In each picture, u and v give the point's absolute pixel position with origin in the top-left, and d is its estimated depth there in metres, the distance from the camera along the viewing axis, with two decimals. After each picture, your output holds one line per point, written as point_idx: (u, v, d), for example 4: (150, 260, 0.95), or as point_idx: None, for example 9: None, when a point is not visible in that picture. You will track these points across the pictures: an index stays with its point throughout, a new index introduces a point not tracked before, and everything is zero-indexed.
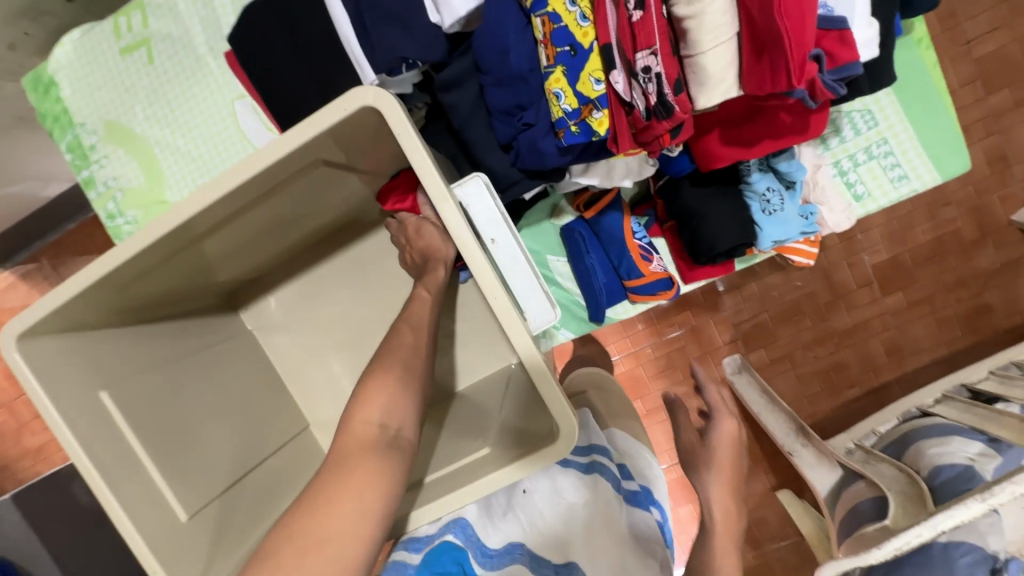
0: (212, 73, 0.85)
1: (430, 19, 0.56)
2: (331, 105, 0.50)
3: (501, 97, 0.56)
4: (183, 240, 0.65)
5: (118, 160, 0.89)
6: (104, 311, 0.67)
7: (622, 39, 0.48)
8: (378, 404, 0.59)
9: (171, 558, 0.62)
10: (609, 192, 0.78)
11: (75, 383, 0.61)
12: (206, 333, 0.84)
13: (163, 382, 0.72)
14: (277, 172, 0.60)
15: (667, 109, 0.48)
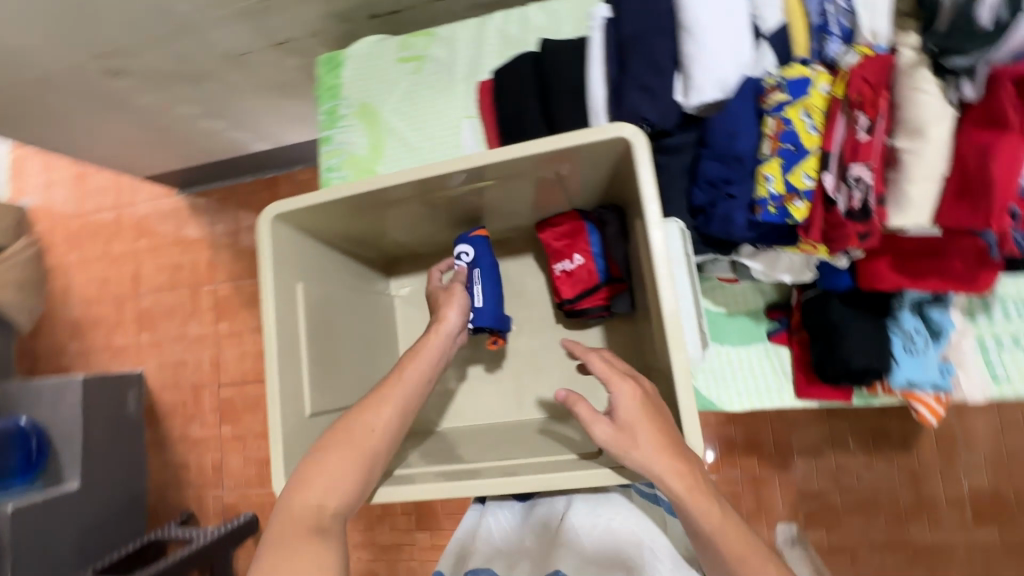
0: (458, 96, 1.06)
1: (674, 96, 0.70)
2: (596, 128, 0.65)
3: (713, 169, 0.66)
4: (417, 194, 0.79)
5: (356, 132, 1.10)
6: (321, 227, 0.81)
7: (846, 151, 0.57)
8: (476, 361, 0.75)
9: (290, 443, 0.69)
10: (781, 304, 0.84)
11: (286, 270, 0.75)
12: (365, 281, 0.95)
13: (327, 299, 0.83)
14: (516, 168, 0.73)
15: (865, 215, 0.56)
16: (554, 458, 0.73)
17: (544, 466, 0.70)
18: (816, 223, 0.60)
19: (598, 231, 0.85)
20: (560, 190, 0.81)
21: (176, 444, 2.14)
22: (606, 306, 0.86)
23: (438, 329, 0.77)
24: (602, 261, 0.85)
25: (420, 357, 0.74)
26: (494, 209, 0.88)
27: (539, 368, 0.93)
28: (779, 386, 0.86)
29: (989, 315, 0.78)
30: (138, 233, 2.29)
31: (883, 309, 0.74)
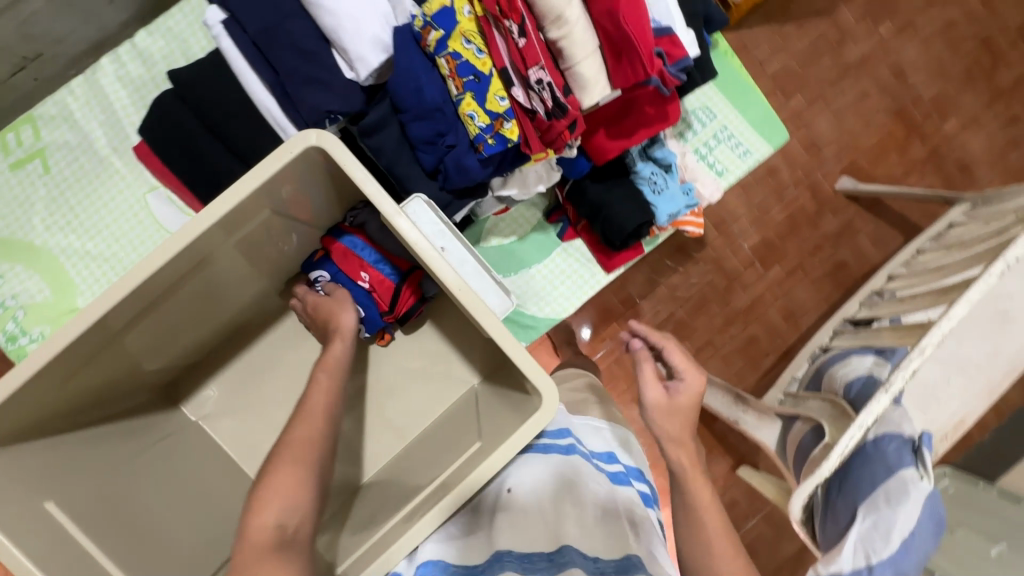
0: (122, 174, 0.85)
1: (345, 76, 0.64)
2: (276, 151, 0.54)
3: (422, 129, 0.63)
4: (137, 309, 0.63)
5: (16, 278, 0.84)
6: (35, 419, 0.61)
7: (516, 62, 0.58)
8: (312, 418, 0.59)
9: None
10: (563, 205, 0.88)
11: (12, 502, 0.54)
12: (150, 430, 0.76)
13: (106, 489, 0.64)
14: (230, 227, 0.61)
15: (561, 109, 0.59)
16: (457, 465, 0.66)
17: (452, 480, 0.62)
18: (530, 135, 0.61)
19: (364, 235, 0.77)
20: (291, 222, 0.70)
21: None
22: (422, 296, 0.81)
23: (337, 331, 0.71)
24: (386, 263, 0.79)
25: (310, 408, 0.61)
26: (239, 273, 0.73)
27: (395, 388, 0.87)
28: (587, 270, 0.92)
29: (693, 128, 0.92)
30: None
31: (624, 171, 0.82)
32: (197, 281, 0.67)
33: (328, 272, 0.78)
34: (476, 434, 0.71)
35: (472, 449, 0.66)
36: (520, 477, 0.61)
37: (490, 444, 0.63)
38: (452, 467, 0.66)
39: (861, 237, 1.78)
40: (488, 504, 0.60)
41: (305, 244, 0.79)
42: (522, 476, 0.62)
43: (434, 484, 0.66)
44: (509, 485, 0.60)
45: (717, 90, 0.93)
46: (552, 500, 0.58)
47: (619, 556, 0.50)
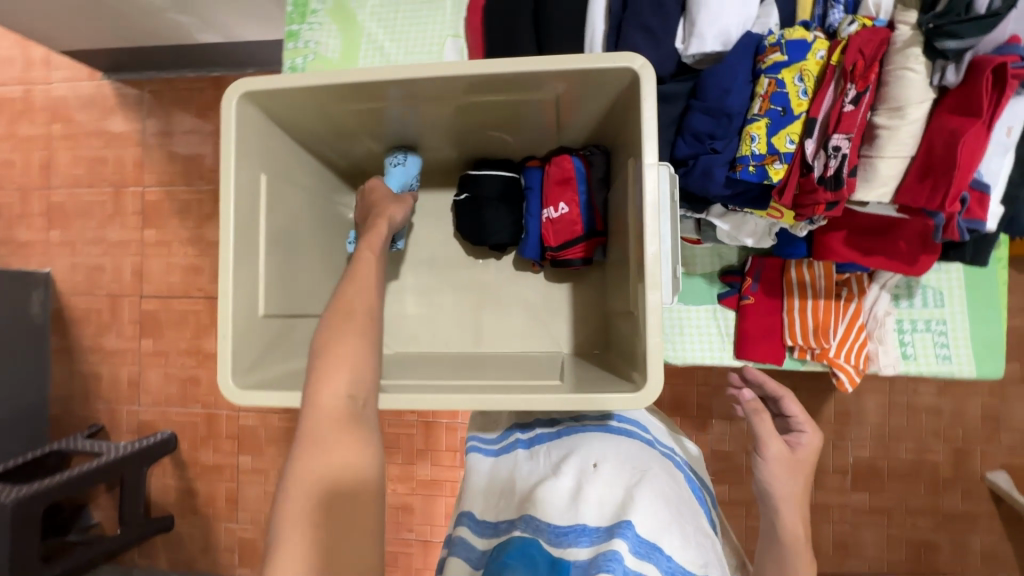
0: (444, 12, 0.98)
1: (674, 43, 0.68)
2: (601, 55, 0.60)
3: (701, 122, 0.66)
4: (407, 103, 0.73)
5: (327, 32, 1.01)
6: (292, 116, 0.73)
7: (829, 120, 0.59)
8: (343, 378, 0.61)
9: (242, 337, 0.65)
10: (730, 273, 0.90)
11: (251, 157, 0.67)
12: (330, 191, 0.89)
13: (293, 200, 0.77)
14: (517, 89, 0.68)
15: (835, 183, 0.59)
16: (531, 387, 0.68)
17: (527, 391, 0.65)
18: (789, 187, 0.63)
19: (590, 173, 0.82)
20: (548, 119, 0.76)
21: (89, 351, 1.89)
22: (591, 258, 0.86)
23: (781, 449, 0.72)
24: (587, 211, 0.84)
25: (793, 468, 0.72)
26: (473, 129, 0.82)
27: (502, 306, 0.94)
28: (721, 343, 0.90)
29: (911, 300, 0.86)
30: (49, 117, 1.92)
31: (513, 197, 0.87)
32: (451, 113, 0.76)
33: (531, 181, 0.86)
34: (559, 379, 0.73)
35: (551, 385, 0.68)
36: (605, 453, 0.66)
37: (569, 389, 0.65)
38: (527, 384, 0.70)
39: (972, 537, 1.54)
40: (579, 458, 0.66)
41: (534, 145, 0.86)
42: (604, 453, 0.67)
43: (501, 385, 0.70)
44: (595, 460, 0.65)
45: (962, 283, 0.85)
46: (644, 490, 0.61)
47: (691, 567, 0.57)
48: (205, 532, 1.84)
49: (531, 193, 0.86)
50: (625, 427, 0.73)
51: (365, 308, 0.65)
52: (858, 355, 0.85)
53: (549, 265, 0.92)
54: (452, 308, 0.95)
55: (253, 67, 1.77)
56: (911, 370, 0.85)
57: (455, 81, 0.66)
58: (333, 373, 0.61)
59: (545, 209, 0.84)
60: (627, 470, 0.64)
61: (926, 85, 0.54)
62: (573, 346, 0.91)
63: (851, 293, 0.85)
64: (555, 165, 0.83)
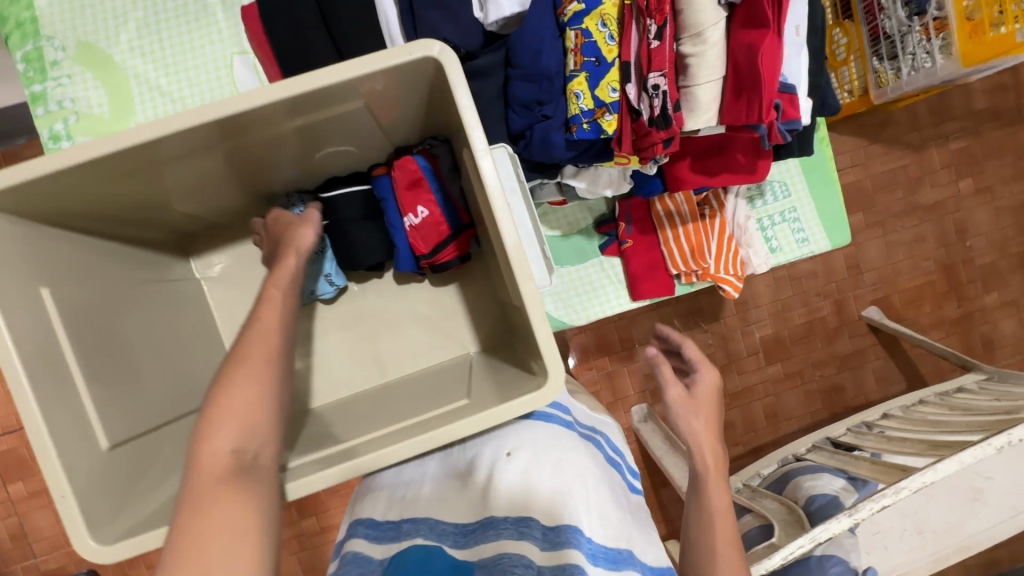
0: (218, 27, 0.85)
1: (472, 13, 0.63)
2: (394, 49, 0.53)
3: (524, 90, 0.63)
4: (198, 153, 0.62)
5: (82, 83, 0.83)
6: (57, 207, 0.60)
7: (641, 60, 0.59)
8: (225, 430, 0.51)
9: (90, 484, 0.54)
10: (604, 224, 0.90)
11: (17, 274, 0.54)
12: (151, 270, 0.76)
13: (103, 302, 0.65)
14: (317, 107, 0.60)
15: (664, 121, 0.59)
16: (441, 413, 0.64)
17: (438, 421, 0.61)
18: (626, 135, 0.62)
19: (437, 169, 0.77)
20: (370, 125, 0.69)
21: None
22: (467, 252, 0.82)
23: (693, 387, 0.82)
24: (446, 208, 0.79)
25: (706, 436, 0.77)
26: (291, 157, 0.72)
27: (394, 327, 0.88)
28: (615, 291, 0.92)
29: (764, 198, 0.92)
30: None
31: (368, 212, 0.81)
32: (258, 148, 0.67)
33: (382, 190, 0.79)
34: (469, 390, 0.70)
35: (459, 403, 0.64)
36: (519, 439, 0.63)
37: (478, 403, 0.62)
38: (437, 410, 0.65)
39: (866, 368, 1.73)
40: (491, 451, 0.63)
41: (372, 154, 0.78)
42: (520, 439, 0.63)
43: (412, 420, 0.66)
44: (510, 448, 0.62)
45: (800, 170, 0.93)
46: (554, 476, 0.59)
47: (610, 544, 0.55)
48: None
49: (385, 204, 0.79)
50: (547, 409, 0.71)
51: (268, 320, 0.58)
52: (733, 263, 0.90)
53: (428, 273, 0.86)
54: (341, 348, 0.87)
55: None
56: (780, 261, 0.92)
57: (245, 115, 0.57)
58: (216, 420, 0.51)
59: (404, 218, 0.78)
60: (543, 455, 0.61)
61: (716, 6, 0.55)
62: (478, 343, 0.88)
63: (712, 210, 0.89)
64: (400, 170, 0.76)
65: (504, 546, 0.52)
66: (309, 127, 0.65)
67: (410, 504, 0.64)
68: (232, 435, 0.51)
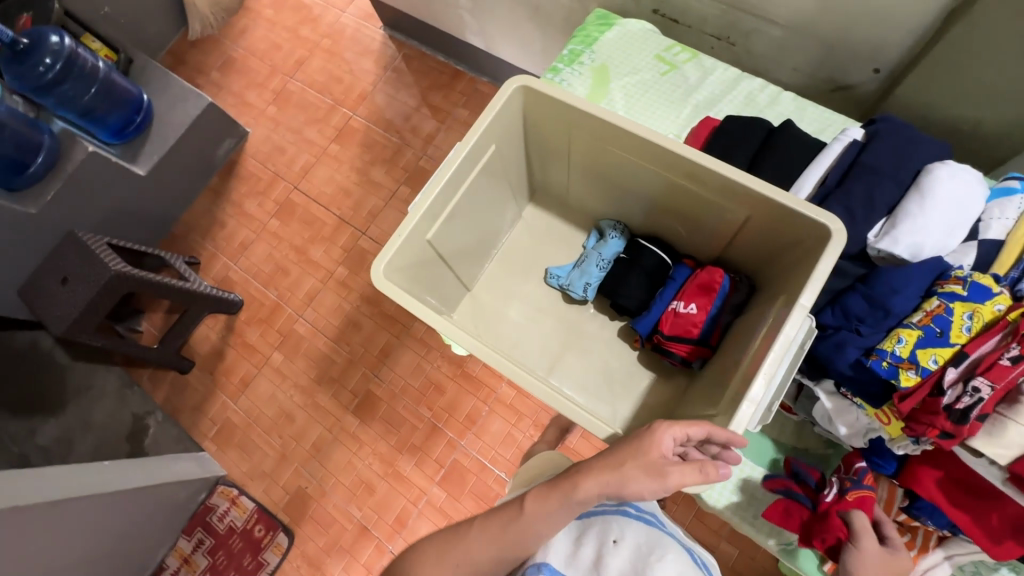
0: (677, 115, 1.13)
1: (866, 233, 0.76)
2: (802, 202, 0.70)
3: (858, 303, 0.71)
4: (623, 157, 0.86)
5: (581, 81, 1.19)
6: (535, 121, 0.90)
7: (980, 362, 0.62)
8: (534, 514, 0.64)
9: (410, 241, 0.79)
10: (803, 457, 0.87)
11: (494, 129, 0.85)
12: (514, 187, 1.04)
13: (494, 176, 0.93)
14: (712, 193, 0.80)
15: (960, 418, 0.61)
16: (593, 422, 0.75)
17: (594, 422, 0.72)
18: (914, 398, 0.65)
19: (731, 295, 0.89)
20: (724, 231, 0.86)
21: (231, 203, 2.16)
22: (689, 362, 0.91)
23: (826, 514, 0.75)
24: (709, 323, 0.89)
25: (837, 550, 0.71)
26: (656, 205, 0.92)
27: (587, 354, 1.01)
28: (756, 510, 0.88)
29: None
30: (326, 34, 2.34)
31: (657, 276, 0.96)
32: (648, 185, 0.89)
33: (678, 273, 0.94)
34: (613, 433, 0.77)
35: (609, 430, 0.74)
36: (624, 529, 0.67)
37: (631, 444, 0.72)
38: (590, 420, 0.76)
39: None
40: (596, 530, 0.67)
41: (697, 250, 0.95)
42: (624, 528, 0.67)
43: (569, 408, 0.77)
44: (616, 538, 0.66)
45: None
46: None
47: None
48: (206, 395, 1.88)
49: (672, 282, 0.94)
50: (642, 510, 0.72)
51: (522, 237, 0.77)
52: None
53: (646, 349, 0.98)
54: (545, 330, 1.03)
55: (485, 78, 2.10)
56: None
57: (678, 162, 0.79)
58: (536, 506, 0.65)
59: (675, 300, 0.92)
60: (645, 551, 0.65)
61: None
62: (626, 424, 0.94)
63: (908, 544, 0.80)
64: (705, 273, 0.90)
65: None
66: (689, 199, 0.85)
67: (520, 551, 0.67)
68: (484, 545, 0.65)
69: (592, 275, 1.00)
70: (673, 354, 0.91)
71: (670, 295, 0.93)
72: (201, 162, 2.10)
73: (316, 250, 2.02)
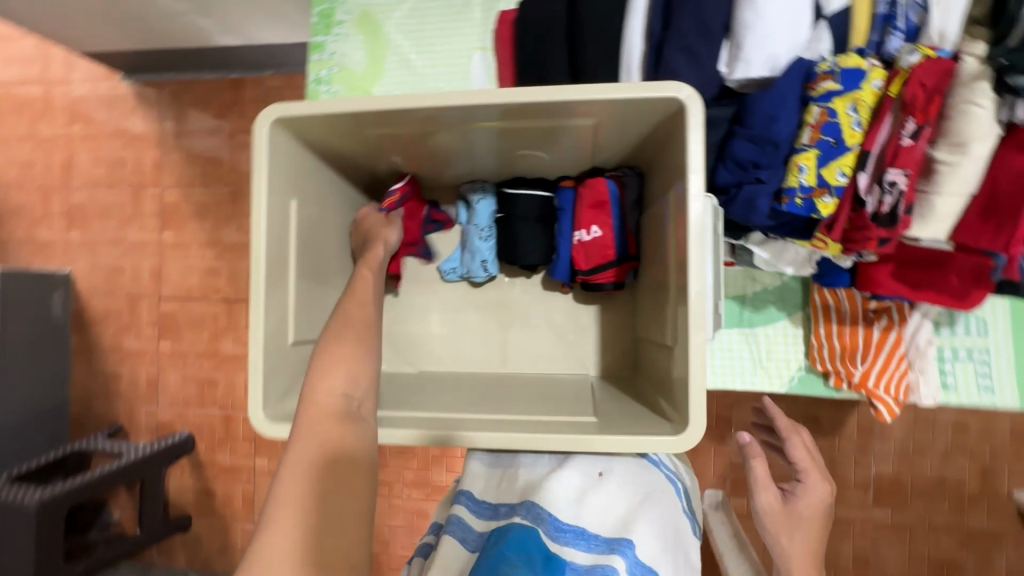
0: (470, 24, 0.96)
1: (717, 66, 0.66)
2: (645, 84, 0.58)
3: (745, 149, 0.64)
4: (438, 127, 0.71)
5: (352, 44, 0.99)
6: (321, 140, 0.72)
7: (885, 154, 0.57)
8: (341, 372, 0.60)
9: (271, 367, 0.64)
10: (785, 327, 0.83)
11: (281, 181, 0.66)
12: (354, 208, 0.88)
13: (321, 221, 0.77)
14: (551, 116, 0.66)
15: (890, 220, 0.57)
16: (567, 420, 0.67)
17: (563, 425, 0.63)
18: (839, 221, 0.60)
19: (624, 195, 0.81)
20: (582, 142, 0.74)
21: (108, 352, 1.89)
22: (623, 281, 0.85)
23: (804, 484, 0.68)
24: (619, 234, 0.82)
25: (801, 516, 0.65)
26: (501, 150, 0.79)
27: (528, 322, 0.93)
28: (752, 369, 0.89)
29: (953, 328, 0.83)
30: (70, 119, 1.92)
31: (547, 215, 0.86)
32: (481, 138, 0.75)
33: (563, 200, 0.84)
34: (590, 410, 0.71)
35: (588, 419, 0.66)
36: (614, 462, 0.65)
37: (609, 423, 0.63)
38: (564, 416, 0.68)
39: (997, 557, 1.35)
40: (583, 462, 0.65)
41: (568, 167, 0.84)
42: (614, 463, 0.65)
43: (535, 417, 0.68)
44: (603, 469, 0.64)
45: (1007, 314, 0.83)
46: (654, 510, 0.61)
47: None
48: (221, 532, 1.79)
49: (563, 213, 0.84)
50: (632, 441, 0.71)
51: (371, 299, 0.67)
52: (897, 384, 0.82)
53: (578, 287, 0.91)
54: (476, 325, 0.94)
55: (268, 71, 1.76)
56: (951, 401, 0.83)
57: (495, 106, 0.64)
58: (334, 368, 0.60)
59: (576, 231, 0.83)
60: (633, 486, 0.63)
61: (994, 121, 0.52)
62: (600, 367, 0.90)
63: (890, 322, 0.82)
64: (590, 188, 0.81)
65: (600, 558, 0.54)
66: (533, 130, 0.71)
67: (505, 489, 0.64)
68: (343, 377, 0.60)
69: (483, 251, 0.89)
70: (605, 283, 0.84)
71: (568, 225, 0.84)
72: (45, 334, 1.79)
73: (226, 344, 1.82)
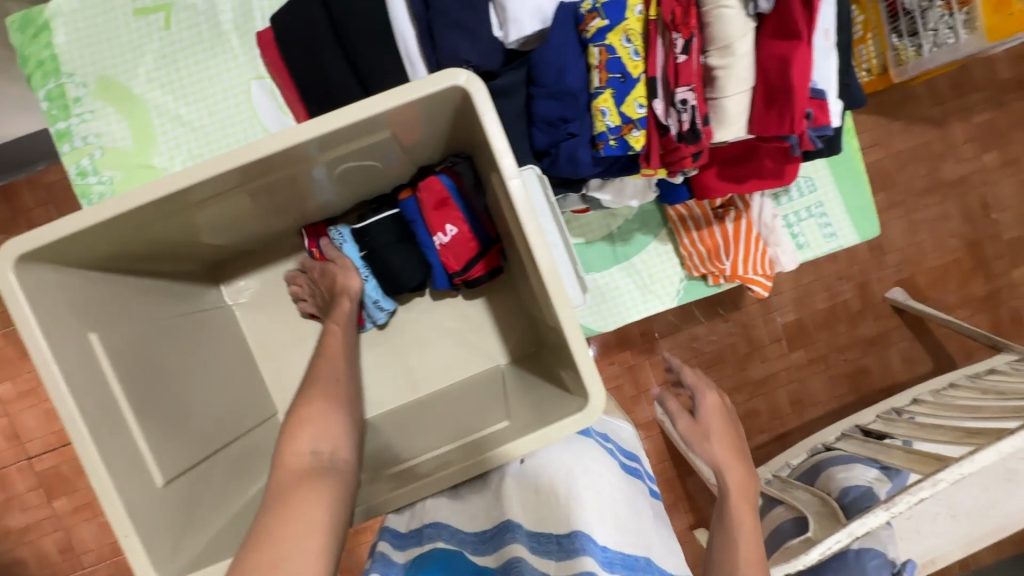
0: (233, 54, 0.84)
1: (492, 32, 0.62)
2: (418, 82, 0.53)
3: (548, 108, 0.63)
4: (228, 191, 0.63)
5: (105, 118, 0.84)
6: (99, 252, 0.61)
7: (669, 74, 0.58)
8: (307, 432, 0.55)
9: (147, 523, 0.56)
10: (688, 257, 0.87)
11: (64, 321, 0.56)
12: (185, 301, 0.77)
13: (144, 336, 0.67)
14: (344, 142, 0.60)
15: (694, 135, 0.59)
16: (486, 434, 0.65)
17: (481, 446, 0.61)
18: (654, 150, 0.62)
19: (463, 184, 0.77)
20: (394, 150, 0.69)
21: None
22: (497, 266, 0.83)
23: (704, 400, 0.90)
24: (474, 223, 0.79)
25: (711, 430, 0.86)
26: (316, 185, 0.72)
27: (423, 340, 0.89)
28: (642, 296, 0.92)
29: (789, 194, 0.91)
30: None
31: (399, 230, 0.81)
32: (286, 184, 0.67)
33: (410, 212, 0.79)
34: (506, 411, 0.70)
35: (503, 426, 0.65)
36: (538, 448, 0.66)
37: (522, 424, 0.62)
38: (481, 432, 0.67)
39: (890, 352, 1.56)
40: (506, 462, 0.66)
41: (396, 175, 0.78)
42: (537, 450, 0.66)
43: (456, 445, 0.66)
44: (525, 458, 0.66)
45: (824, 166, 0.91)
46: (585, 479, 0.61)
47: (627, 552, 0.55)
48: None
49: (415, 223, 0.80)
50: None
51: (330, 371, 0.64)
52: (763, 262, 0.89)
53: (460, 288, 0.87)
54: (373, 362, 0.89)
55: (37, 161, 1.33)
56: (809, 256, 0.91)
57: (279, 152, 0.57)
58: (302, 427, 0.55)
59: (433, 236, 0.79)
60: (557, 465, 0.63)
61: (744, 16, 0.55)
62: (507, 353, 0.89)
63: (739, 211, 0.88)
64: (428, 189, 0.76)
65: (516, 551, 0.54)
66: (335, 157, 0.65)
67: (429, 510, 0.65)
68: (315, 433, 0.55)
69: (371, 290, 0.83)
70: (480, 276, 0.81)
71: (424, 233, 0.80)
72: None
73: None
